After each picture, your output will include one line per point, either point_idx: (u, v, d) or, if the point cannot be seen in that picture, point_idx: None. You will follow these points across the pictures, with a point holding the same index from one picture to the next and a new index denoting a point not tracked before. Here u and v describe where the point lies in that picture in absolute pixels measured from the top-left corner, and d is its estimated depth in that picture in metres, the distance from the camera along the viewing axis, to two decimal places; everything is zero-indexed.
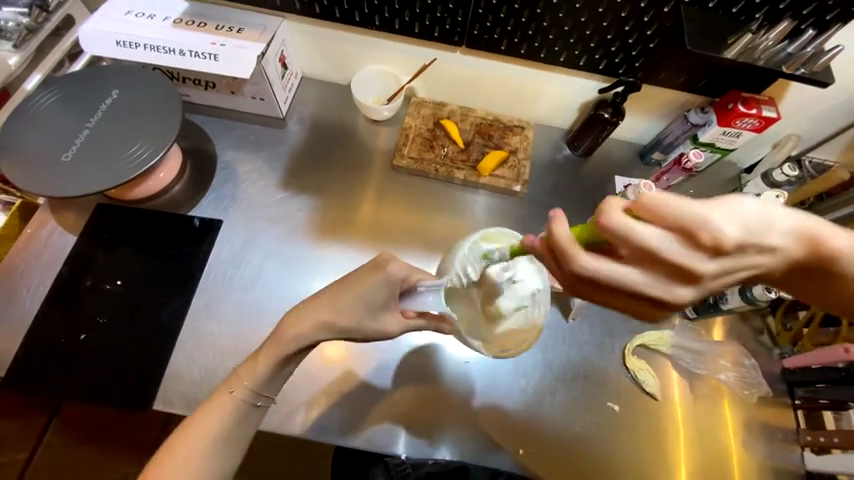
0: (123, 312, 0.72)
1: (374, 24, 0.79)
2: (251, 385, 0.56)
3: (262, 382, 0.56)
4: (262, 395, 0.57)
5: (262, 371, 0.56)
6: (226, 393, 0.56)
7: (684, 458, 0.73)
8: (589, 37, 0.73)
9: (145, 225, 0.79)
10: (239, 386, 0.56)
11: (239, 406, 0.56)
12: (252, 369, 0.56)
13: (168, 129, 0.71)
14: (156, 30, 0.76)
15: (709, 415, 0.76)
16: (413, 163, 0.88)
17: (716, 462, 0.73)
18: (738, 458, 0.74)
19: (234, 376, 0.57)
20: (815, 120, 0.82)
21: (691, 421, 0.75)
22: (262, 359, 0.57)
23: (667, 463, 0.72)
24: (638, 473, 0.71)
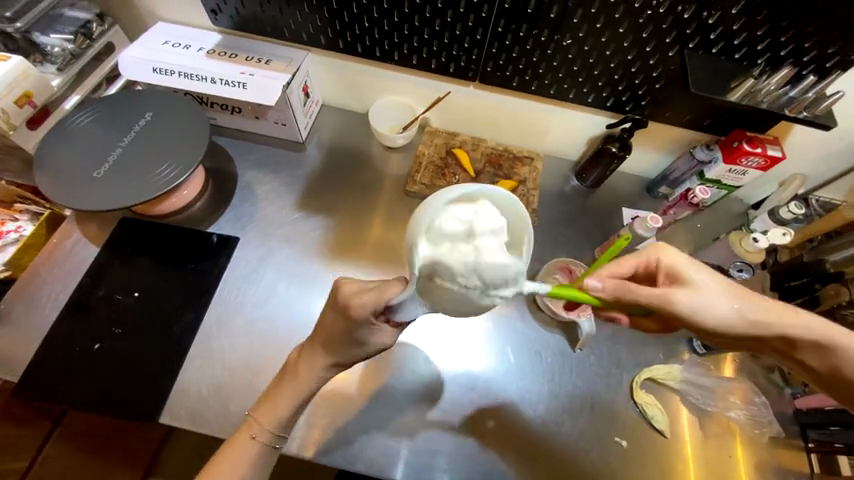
0: (137, 324, 0.74)
1: (394, 59, 0.84)
2: (271, 428, 0.57)
3: (282, 422, 0.58)
4: (281, 436, 0.59)
5: (280, 412, 0.57)
6: (249, 438, 0.57)
7: None
8: (597, 76, 0.77)
9: (164, 239, 0.82)
10: (261, 430, 0.57)
11: (263, 449, 0.58)
12: (271, 411, 0.58)
13: (195, 150, 0.76)
14: (191, 59, 0.81)
15: (719, 456, 0.73)
16: (425, 189, 0.91)
17: None
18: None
19: (252, 420, 0.58)
20: (820, 160, 0.84)
21: (700, 461, 0.73)
22: (281, 400, 0.58)
23: None
24: None
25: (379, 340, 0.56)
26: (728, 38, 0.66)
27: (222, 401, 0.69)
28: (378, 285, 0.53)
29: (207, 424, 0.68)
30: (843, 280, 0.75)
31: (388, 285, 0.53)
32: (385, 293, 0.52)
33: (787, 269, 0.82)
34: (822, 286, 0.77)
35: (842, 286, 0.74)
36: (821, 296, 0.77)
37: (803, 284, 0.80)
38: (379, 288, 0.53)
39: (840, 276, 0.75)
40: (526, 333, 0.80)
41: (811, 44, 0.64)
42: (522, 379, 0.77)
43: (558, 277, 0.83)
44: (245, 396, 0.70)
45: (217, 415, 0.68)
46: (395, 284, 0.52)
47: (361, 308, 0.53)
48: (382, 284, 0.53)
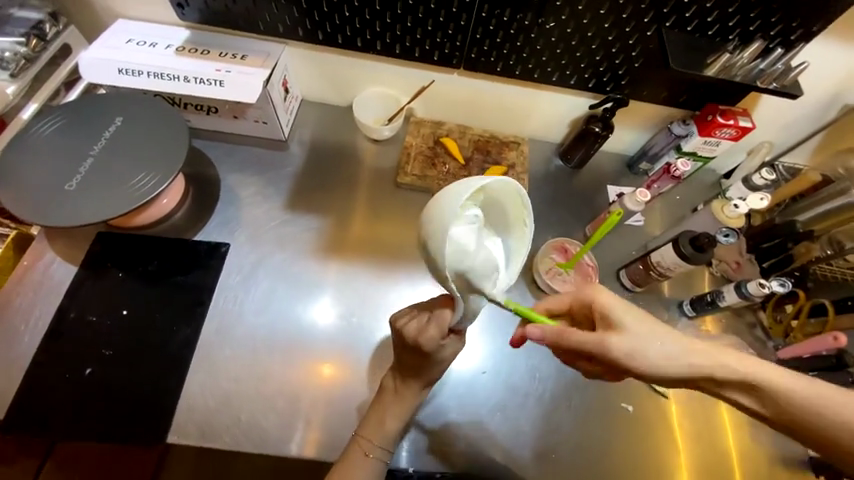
0: (131, 343, 0.70)
1: (376, 49, 0.82)
2: (382, 444, 0.61)
3: (392, 437, 0.62)
4: (389, 449, 0.62)
5: (388, 427, 0.62)
6: (363, 456, 0.60)
7: (693, 450, 0.76)
8: (579, 58, 0.79)
9: (148, 252, 0.77)
10: (372, 446, 0.61)
11: (378, 464, 0.61)
12: (378, 427, 0.62)
13: (175, 156, 0.71)
14: (160, 58, 0.76)
15: (713, 409, 0.79)
16: (417, 181, 0.90)
17: (723, 453, 0.76)
18: (739, 449, 0.77)
19: (361, 437, 0.62)
20: (783, 128, 0.90)
21: (696, 415, 0.78)
22: (389, 420, 0.62)
23: (678, 458, 0.75)
24: (654, 471, 0.73)
25: (451, 353, 0.60)
26: (702, 15, 0.69)
27: (232, 412, 0.67)
28: (431, 317, 0.57)
29: (219, 438, 0.66)
30: (813, 237, 0.84)
31: (441, 313, 0.57)
32: (443, 322, 0.56)
33: (761, 233, 0.88)
34: (794, 245, 0.85)
35: (811, 243, 0.84)
36: (793, 254, 0.85)
37: (775, 245, 0.86)
38: (436, 319, 0.57)
39: (810, 234, 0.83)
40: (529, 315, 0.82)
41: (777, 19, 0.68)
42: (530, 358, 0.79)
43: (555, 257, 0.86)
44: (255, 405, 0.68)
45: (230, 427, 0.66)
46: (446, 309, 0.57)
47: (429, 340, 0.57)
48: (435, 314, 0.57)
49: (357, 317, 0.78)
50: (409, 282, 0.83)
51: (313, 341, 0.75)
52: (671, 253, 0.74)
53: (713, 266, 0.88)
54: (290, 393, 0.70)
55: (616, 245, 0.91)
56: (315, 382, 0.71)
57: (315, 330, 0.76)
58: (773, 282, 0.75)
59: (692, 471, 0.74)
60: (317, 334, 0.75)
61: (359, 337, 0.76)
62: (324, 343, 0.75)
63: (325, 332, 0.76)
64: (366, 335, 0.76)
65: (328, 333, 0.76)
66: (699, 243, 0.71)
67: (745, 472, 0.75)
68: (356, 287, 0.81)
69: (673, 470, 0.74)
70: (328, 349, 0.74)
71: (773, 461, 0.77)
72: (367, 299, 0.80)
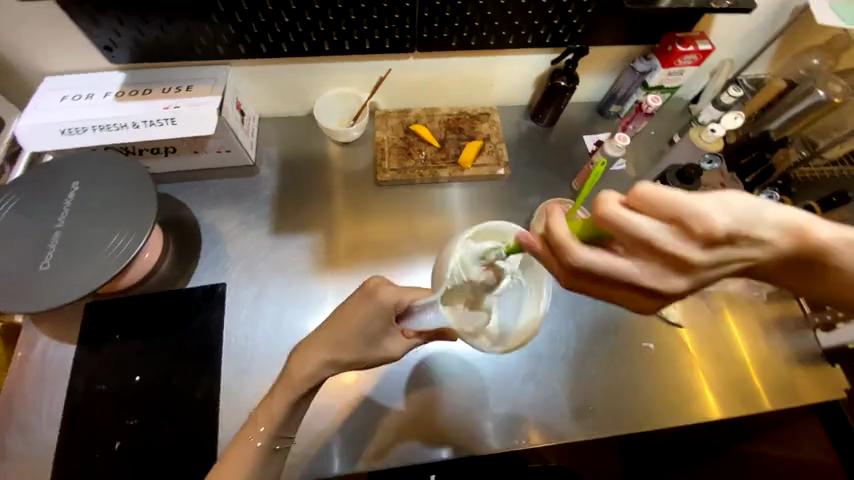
0: (152, 407, 0.68)
1: (324, 50, 0.78)
2: (270, 429, 0.58)
3: (281, 423, 0.58)
4: (278, 435, 0.58)
5: (277, 410, 0.58)
6: (247, 443, 0.57)
7: (718, 370, 0.79)
8: (532, 16, 0.77)
9: (145, 311, 0.74)
10: (259, 433, 0.57)
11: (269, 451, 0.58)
12: (268, 410, 0.58)
13: (145, 208, 0.67)
14: (102, 108, 0.72)
15: (729, 328, 0.82)
16: (398, 175, 0.88)
17: (744, 367, 0.80)
18: (757, 362, 0.80)
19: (251, 425, 0.58)
20: (740, 42, 0.91)
21: (715, 338, 0.81)
22: (278, 399, 0.58)
23: (705, 381, 0.78)
24: (686, 399, 0.76)
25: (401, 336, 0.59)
26: None
27: None
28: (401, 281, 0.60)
29: None
30: (787, 142, 0.87)
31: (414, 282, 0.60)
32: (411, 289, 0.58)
33: (738, 149, 0.91)
34: (772, 154, 0.88)
35: (788, 148, 0.87)
36: (774, 163, 0.88)
37: (754, 158, 0.89)
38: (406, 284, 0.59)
39: (785, 140, 0.87)
40: None
41: None
42: (548, 322, 0.80)
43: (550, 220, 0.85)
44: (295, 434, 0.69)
45: None
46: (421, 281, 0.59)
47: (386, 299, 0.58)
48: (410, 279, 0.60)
49: None
50: (413, 277, 0.83)
51: None
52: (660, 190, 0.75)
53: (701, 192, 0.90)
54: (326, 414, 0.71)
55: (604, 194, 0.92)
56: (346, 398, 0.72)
57: None
58: None
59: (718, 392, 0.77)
60: None
61: None
62: None
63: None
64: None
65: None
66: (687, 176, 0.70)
67: (766, 383, 0.79)
68: None
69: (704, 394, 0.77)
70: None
71: (790, 365, 0.80)
72: None
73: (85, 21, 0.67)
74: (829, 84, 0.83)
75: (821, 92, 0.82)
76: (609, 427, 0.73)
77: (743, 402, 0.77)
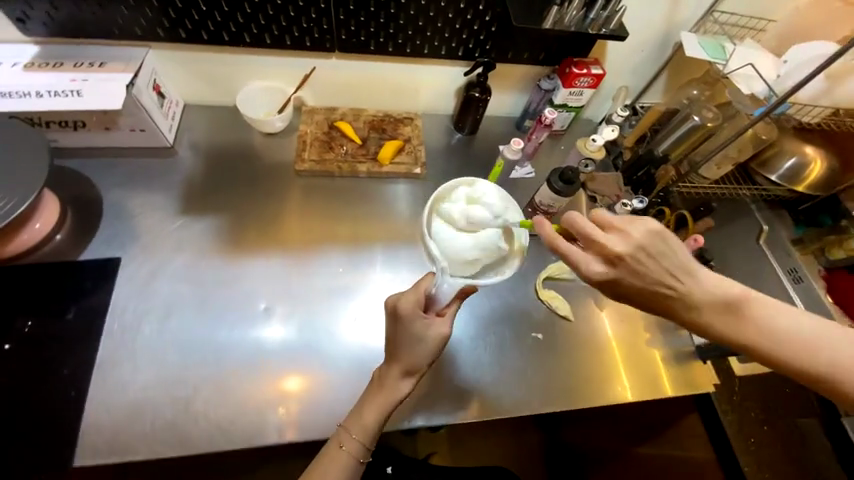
0: (17, 377, 0.65)
1: (245, 41, 0.82)
2: (360, 439, 0.63)
3: (370, 433, 0.63)
4: (367, 445, 0.64)
5: (367, 419, 0.64)
6: (338, 448, 0.63)
7: (621, 356, 0.86)
8: (441, 28, 0.84)
9: (27, 282, 0.72)
10: (351, 441, 0.63)
11: (350, 456, 0.63)
12: (359, 421, 0.64)
13: (36, 174, 0.67)
14: (6, 77, 0.72)
15: (630, 317, 0.90)
16: (315, 166, 0.92)
17: (644, 350, 0.87)
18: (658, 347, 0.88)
19: (342, 432, 0.64)
20: (633, 73, 1.03)
21: (616, 326, 0.89)
22: (369, 409, 0.64)
23: (610, 365, 0.84)
24: (583, 381, 0.81)
25: (432, 329, 0.65)
26: None
27: (147, 421, 0.65)
28: (413, 286, 0.67)
29: (135, 451, 0.63)
30: (669, 161, 0.97)
31: (421, 280, 0.68)
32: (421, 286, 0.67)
33: (631, 166, 1.01)
34: (657, 170, 0.97)
35: (667, 165, 0.97)
36: (657, 177, 0.98)
37: (644, 173, 0.99)
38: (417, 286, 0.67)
39: (666, 158, 0.97)
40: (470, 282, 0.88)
41: None
42: (471, 312, 0.85)
43: None
44: (177, 409, 0.67)
45: (146, 437, 0.64)
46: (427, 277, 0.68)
47: (406, 304, 0.64)
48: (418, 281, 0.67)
49: (279, 310, 0.78)
50: (326, 262, 0.85)
51: (245, 353, 0.73)
52: (547, 191, 0.81)
53: (598, 203, 1.00)
54: (224, 394, 0.69)
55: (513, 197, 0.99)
56: (267, 388, 0.71)
57: (233, 327, 0.75)
58: (632, 201, 0.86)
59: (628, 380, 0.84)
60: (249, 343, 0.74)
61: (311, 342, 0.76)
62: (273, 358, 0.74)
63: (283, 347, 0.75)
64: (318, 340, 0.77)
65: (289, 347, 0.75)
66: (567, 177, 0.78)
67: (668, 366, 0.87)
68: (273, 278, 0.81)
69: (610, 376, 0.83)
70: (287, 362, 0.74)
71: (682, 359, 0.89)
72: (284, 286, 0.81)
73: None
74: (703, 111, 0.95)
75: (695, 118, 0.94)
76: (520, 406, 0.77)
77: (648, 386, 0.84)
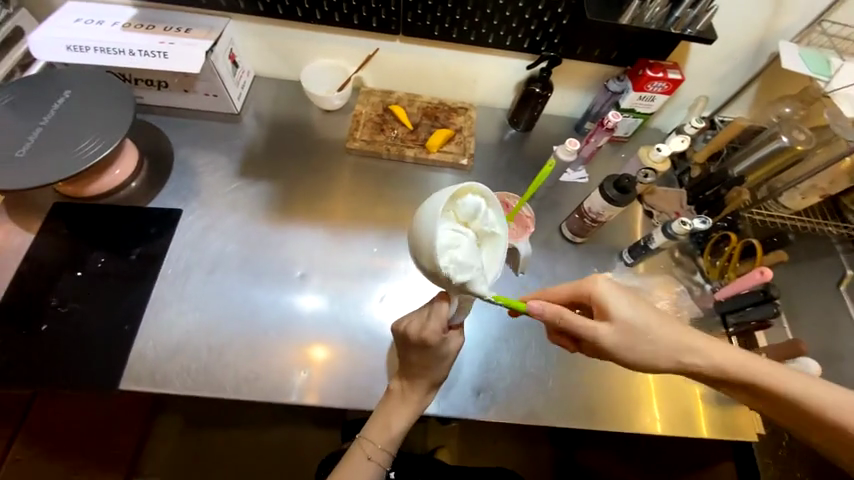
0: (84, 303, 0.73)
1: (316, 18, 0.85)
2: (385, 447, 0.68)
3: (395, 440, 0.68)
4: (392, 451, 0.69)
5: (394, 430, 0.68)
6: (365, 460, 0.67)
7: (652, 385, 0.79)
8: (509, 17, 0.82)
9: (103, 219, 0.81)
10: (376, 451, 0.67)
11: (377, 465, 0.67)
12: (385, 431, 0.68)
13: (119, 123, 0.74)
14: (108, 35, 0.80)
15: None
16: (365, 145, 0.94)
17: (681, 382, 0.80)
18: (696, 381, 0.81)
19: (366, 441, 0.68)
20: (716, 82, 0.94)
21: None
22: (396, 419, 0.68)
23: (637, 394, 0.78)
24: (607, 404, 0.77)
25: (454, 347, 0.67)
26: None
27: (186, 361, 0.71)
28: (431, 314, 0.64)
29: (171, 385, 0.69)
30: (744, 182, 0.87)
31: (438, 309, 0.64)
32: (442, 313, 0.64)
33: (698, 184, 0.92)
34: (728, 191, 0.88)
35: (742, 187, 0.87)
36: (726, 199, 0.88)
37: (713, 193, 0.89)
38: (434, 313, 0.64)
39: (742, 179, 0.86)
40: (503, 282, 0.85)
41: None
42: (495, 312, 0.82)
43: None
44: (211, 355, 0.72)
45: (182, 375, 0.70)
46: (443, 302, 0.64)
47: (432, 334, 0.63)
48: (434, 308, 0.64)
49: (316, 280, 0.82)
50: (362, 240, 0.87)
51: (278, 316, 0.77)
52: (598, 197, 0.77)
53: (654, 218, 0.93)
54: (255, 351, 0.74)
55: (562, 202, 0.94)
56: (291, 351, 0.74)
57: (269, 290, 0.79)
58: (694, 221, 0.78)
59: (660, 409, 0.78)
60: (282, 307, 0.78)
61: (341, 316, 0.79)
62: (301, 325, 0.77)
63: (316, 320, 0.78)
64: (350, 317, 0.79)
65: (322, 320, 0.78)
66: (622, 185, 0.74)
67: (705, 403, 0.79)
68: (312, 249, 0.85)
69: (636, 403, 0.78)
70: (318, 333, 0.77)
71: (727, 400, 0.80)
72: (320, 258, 0.84)
73: None
74: (794, 131, 0.85)
75: (784, 139, 0.84)
76: (537, 415, 0.75)
77: (681, 421, 0.78)
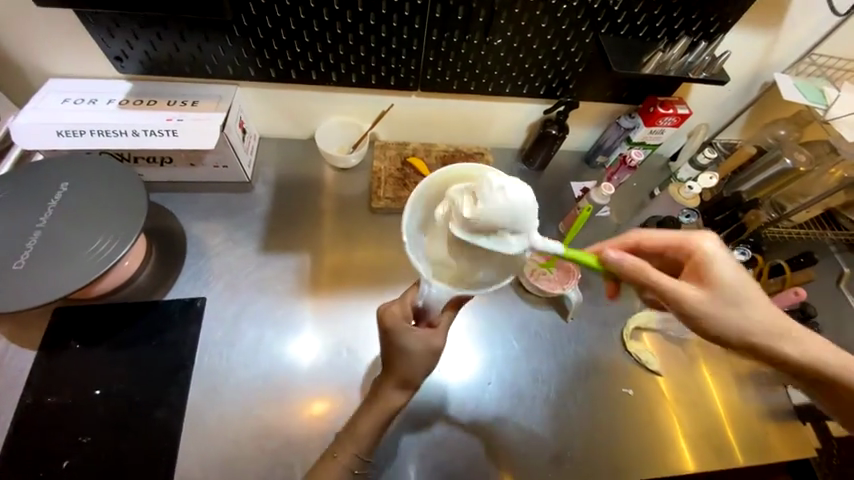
0: (107, 425, 0.65)
1: (332, 80, 0.82)
2: (357, 452, 0.61)
3: (366, 446, 0.61)
4: (361, 457, 0.61)
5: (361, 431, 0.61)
6: (332, 459, 0.61)
7: (690, 421, 0.78)
8: (529, 68, 0.83)
9: (116, 321, 0.72)
10: (347, 453, 0.61)
11: (346, 469, 0.61)
12: (352, 433, 0.62)
13: (130, 217, 0.67)
14: (103, 115, 0.73)
15: (702, 377, 0.83)
16: (391, 203, 0.90)
17: (717, 418, 0.79)
18: (731, 414, 0.80)
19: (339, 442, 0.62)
20: (716, 110, 1.00)
21: (690, 385, 0.82)
22: (365, 420, 0.62)
23: (677, 434, 0.77)
24: (661, 447, 0.75)
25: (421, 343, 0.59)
26: (632, 20, 0.74)
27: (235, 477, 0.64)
28: (399, 297, 0.62)
29: None
30: (758, 205, 0.92)
31: (406, 294, 0.61)
32: (405, 298, 0.61)
33: (713, 207, 0.95)
34: (744, 214, 0.92)
35: (758, 210, 0.92)
36: (745, 222, 0.93)
37: (727, 217, 0.93)
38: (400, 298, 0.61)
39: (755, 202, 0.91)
40: (553, 335, 0.83)
41: (697, 16, 0.73)
42: (531, 359, 0.80)
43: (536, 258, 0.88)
44: (260, 464, 0.66)
45: None
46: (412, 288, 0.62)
47: (389, 314, 0.60)
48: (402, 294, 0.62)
49: (329, 340, 0.77)
50: None
51: (291, 386, 0.72)
52: None
53: None
54: (272, 445, 0.67)
55: (588, 239, 0.96)
56: (298, 425, 0.69)
57: (293, 374, 0.73)
58: None
59: (685, 431, 0.77)
60: (295, 377, 0.73)
61: (343, 370, 0.75)
62: (303, 384, 0.72)
63: (323, 373, 0.74)
64: (363, 365, 0.75)
65: (328, 372, 0.74)
66: None
67: (742, 436, 0.78)
68: (351, 318, 0.80)
69: (675, 445, 0.76)
70: (314, 385, 0.72)
71: (764, 416, 0.81)
72: (342, 324, 0.79)
73: (101, 31, 0.69)
74: (794, 153, 0.90)
75: (787, 161, 0.90)
76: (596, 473, 0.72)
77: (719, 457, 0.76)
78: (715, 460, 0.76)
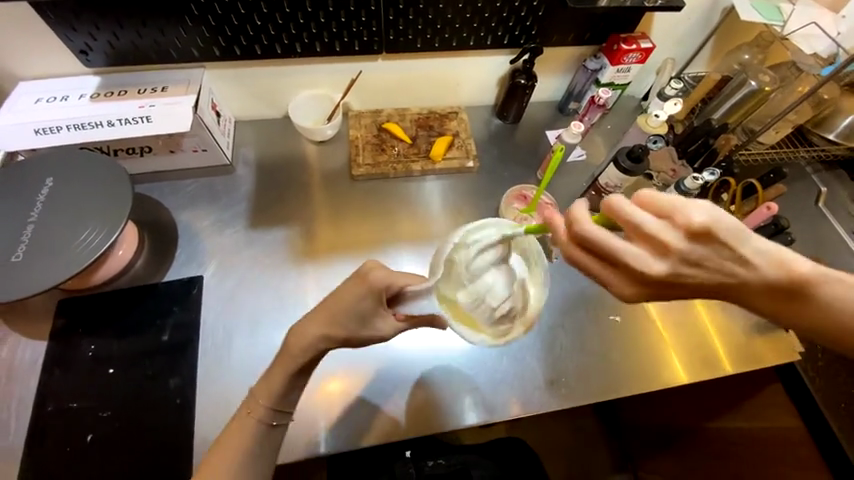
0: (126, 400, 0.69)
1: (297, 51, 0.83)
2: (267, 404, 0.58)
3: (277, 396, 0.58)
4: (278, 409, 0.59)
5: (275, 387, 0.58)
6: (246, 415, 0.58)
7: (678, 340, 0.82)
8: (489, 18, 0.84)
9: (119, 306, 0.76)
10: (260, 408, 0.58)
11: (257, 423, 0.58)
12: (266, 386, 0.58)
13: (116, 205, 0.69)
14: (75, 109, 0.74)
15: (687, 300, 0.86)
16: (371, 169, 0.92)
17: (704, 335, 0.83)
18: (718, 328, 0.84)
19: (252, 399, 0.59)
20: (680, 43, 1.01)
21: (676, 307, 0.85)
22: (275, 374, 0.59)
23: (667, 352, 0.81)
24: (653, 367, 0.79)
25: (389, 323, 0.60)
26: None
27: None
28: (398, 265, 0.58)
29: None
30: (727, 129, 0.94)
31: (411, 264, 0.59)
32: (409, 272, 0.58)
33: (685, 138, 0.97)
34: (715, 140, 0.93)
35: (729, 134, 0.94)
36: (716, 148, 0.94)
37: (700, 145, 0.95)
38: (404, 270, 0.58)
39: (725, 126, 0.93)
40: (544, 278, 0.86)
41: None
42: None
43: (516, 205, 0.93)
44: None
45: None
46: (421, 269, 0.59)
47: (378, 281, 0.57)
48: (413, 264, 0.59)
49: None
50: (390, 262, 0.86)
51: None
52: (614, 171, 0.81)
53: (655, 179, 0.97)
54: None
55: (566, 185, 0.99)
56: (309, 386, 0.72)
57: None
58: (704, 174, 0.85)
59: (675, 350, 0.81)
60: None
61: None
62: None
63: None
64: None
65: None
66: (635, 155, 0.77)
67: (729, 348, 0.82)
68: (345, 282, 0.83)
69: (666, 363, 0.80)
70: None
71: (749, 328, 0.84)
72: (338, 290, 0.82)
73: (61, 26, 0.70)
74: (759, 75, 0.92)
75: (752, 83, 0.91)
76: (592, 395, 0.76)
77: (707, 369, 0.81)
78: (704, 371, 0.80)
